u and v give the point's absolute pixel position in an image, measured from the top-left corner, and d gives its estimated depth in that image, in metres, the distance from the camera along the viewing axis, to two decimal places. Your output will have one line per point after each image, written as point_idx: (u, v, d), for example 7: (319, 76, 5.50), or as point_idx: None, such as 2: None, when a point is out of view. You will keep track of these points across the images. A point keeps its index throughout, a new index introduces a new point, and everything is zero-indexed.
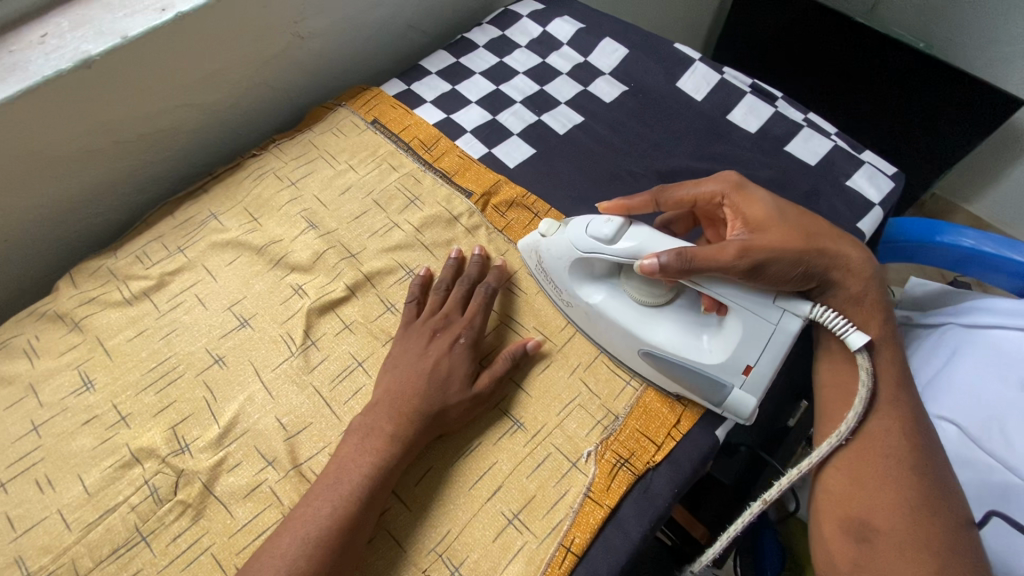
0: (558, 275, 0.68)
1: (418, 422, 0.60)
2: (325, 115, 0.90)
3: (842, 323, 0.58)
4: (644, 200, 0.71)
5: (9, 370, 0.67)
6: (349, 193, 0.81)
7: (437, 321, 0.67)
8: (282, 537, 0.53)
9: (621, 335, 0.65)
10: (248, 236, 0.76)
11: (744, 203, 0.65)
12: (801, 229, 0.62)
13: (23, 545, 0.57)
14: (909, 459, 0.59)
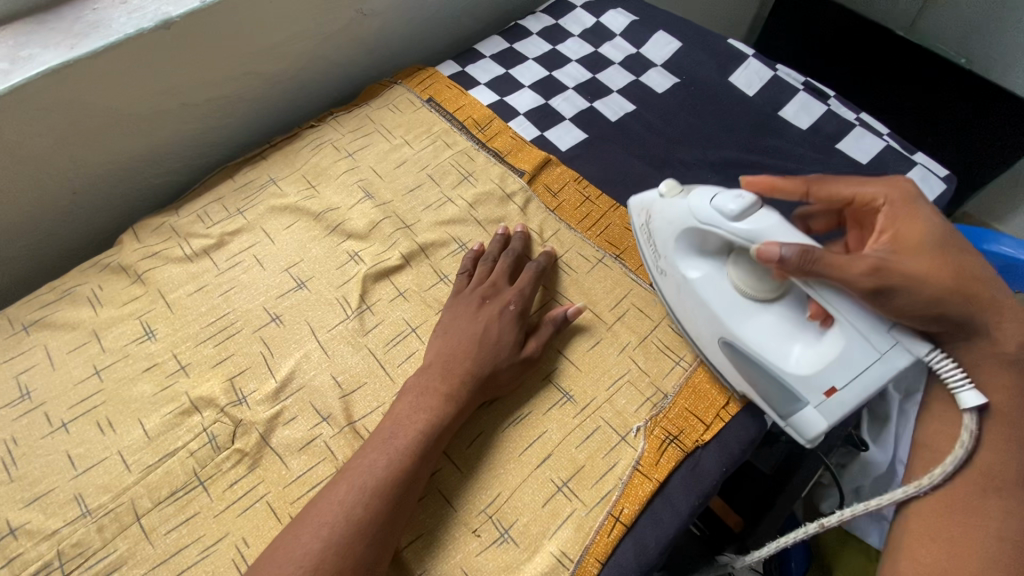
0: (663, 237, 0.64)
1: (470, 384, 0.60)
2: (381, 92, 0.92)
3: (960, 377, 0.50)
4: (795, 185, 0.59)
5: (74, 316, 0.69)
6: (403, 167, 0.83)
7: (486, 290, 0.68)
8: (339, 485, 0.53)
9: (708, 321, 0.62)
10: (306, 202, 0.79)
11: (908, 219, 0.54)
12: (956, 268, 0.52)
13: (83, 482, 0.58)
14: (1020, 541, 0.51)
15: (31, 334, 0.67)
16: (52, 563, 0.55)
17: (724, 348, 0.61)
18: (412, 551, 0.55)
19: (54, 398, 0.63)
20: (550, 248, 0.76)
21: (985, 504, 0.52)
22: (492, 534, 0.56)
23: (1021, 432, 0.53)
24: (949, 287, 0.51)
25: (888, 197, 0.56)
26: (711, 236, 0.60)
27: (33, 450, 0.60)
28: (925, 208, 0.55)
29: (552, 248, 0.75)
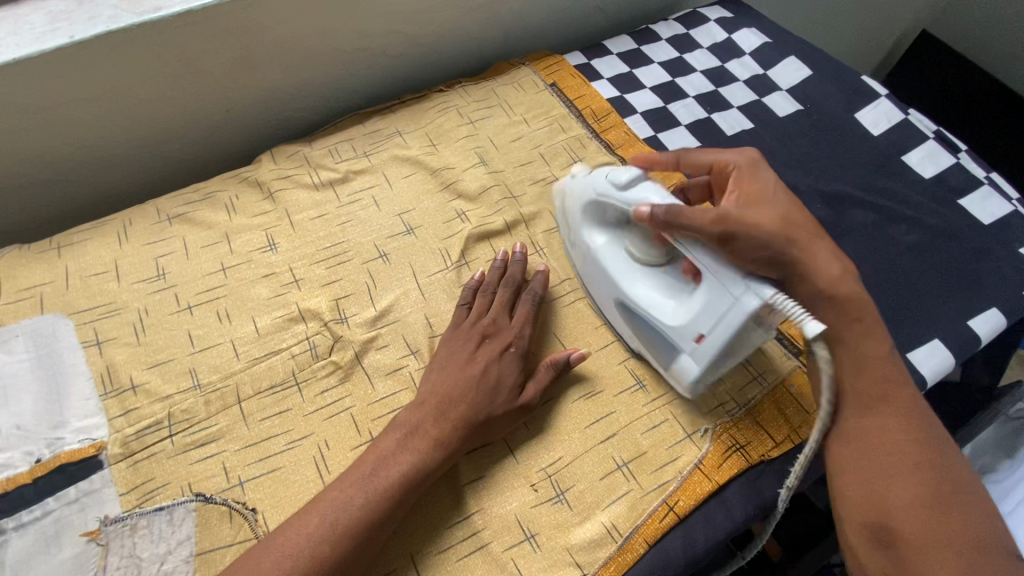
0: (573, 216, 0.72)
1: (463, 430, 0.57)
2: (509, 70, 0.97)
3: (798, 309, 0.52)
4: (667, 160, 0.69)
5: (212, 217, 0.76)
6: (517, 142, 0.87)
7: (487, 326, 0.65)
8: (389, 439, 0.56)
9: (608, 286, 0.69)
10: (426, 157, 0.84)
11: (750, 179, 0.64)
12: (785, 217, 0.60)
13: (198, 360, 0.65)
14: (918, 448, 0.54)
15: (173, 225, 0.75)
16: (162, 422, 0.61)
17: (620, 308, 0.68)
18: (473, 490, 0.59)
19: (185, 282, 0.71)
20: (546, 267, 0.73)
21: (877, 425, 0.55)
22: (548, 493, 0.59)
23: (869, 346, 0.58)
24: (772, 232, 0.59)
25: (736, 164, 0.66)
26: (606, 208, 0.68)
27: (161, 322, 0.67)
28: (764, 170, 0.65)
29: (546, 267, 0.73)
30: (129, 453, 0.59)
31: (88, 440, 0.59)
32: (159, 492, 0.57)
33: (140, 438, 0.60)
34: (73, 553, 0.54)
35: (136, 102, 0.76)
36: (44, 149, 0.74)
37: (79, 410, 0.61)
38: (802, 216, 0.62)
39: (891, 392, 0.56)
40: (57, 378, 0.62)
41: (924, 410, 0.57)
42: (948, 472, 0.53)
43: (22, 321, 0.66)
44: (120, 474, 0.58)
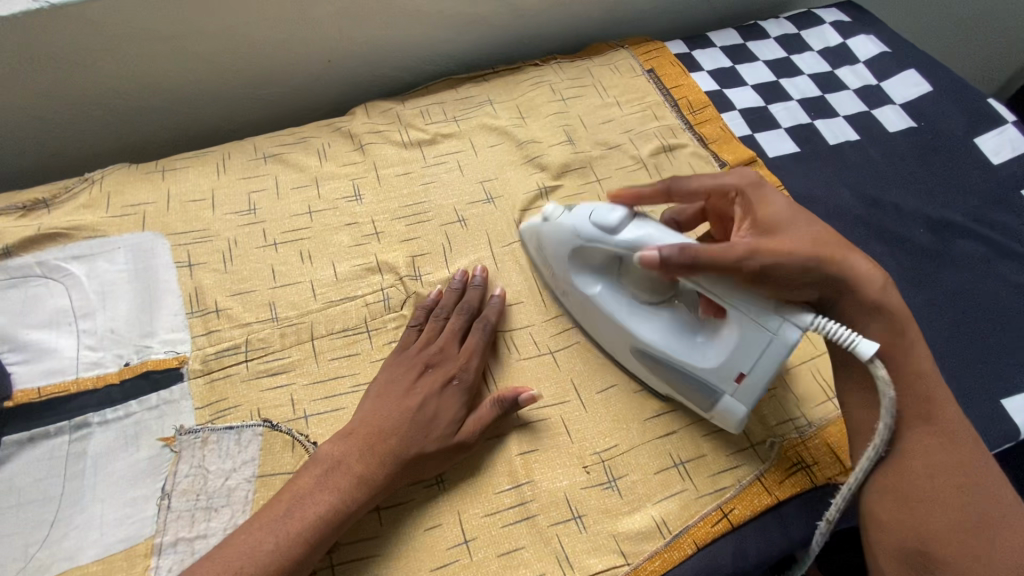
0: (553, 259, 0.65)
1: (391, 466, 0.54)
2: (607, 51, 0.95)
3: (848, 332, 0.48)
4: (654, 192, 0.58)
5: (304, 161, 0.79)
6: (607, 125, 0.85)
7: (432, 355, 0.61)
8: (307, 476, 0.53)
9: (615, 331, 0.62)
10: (514, 128, 0.84)
11: (762, 203, 0.56)
12: (818, 239, 0.53)
13: (278, 294, 0.68)
14: (958, 470, 0.51)
15: (268, 164, 0.78)
16: (240, 347, 0.63)
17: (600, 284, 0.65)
18: (525, 461, 0.59)
19: (273, 219, 0.73)
20: (503, 291, 0.68)
21: (920, 448, 0.51)
22: (601, 478, 0.58)
23: (914, 361, 0.53)
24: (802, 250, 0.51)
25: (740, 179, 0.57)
26: (589, 249, 0.61)
27: (247, 254, 0.70)
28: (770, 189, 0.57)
29: (504, 292, 0.68)
30: (207, 371, 0.62)
31: (173, 353, 0.62)
32: (230, 411, 0.60)
33: (218, 358, 0.62)
34: (148, 454, 0.57)
35: (248, 42, 0.78)
36: (159, 77, 0.78)
37: (167, 323, 0.64)
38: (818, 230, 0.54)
39: (935, 411, 0.52)
40: (150, 291, 0.66)
41: (965, 429, 0.53)
42: (982, 492, 0.50)
43: (125, 234, 0.70)
44: (197, 389, 0.61)
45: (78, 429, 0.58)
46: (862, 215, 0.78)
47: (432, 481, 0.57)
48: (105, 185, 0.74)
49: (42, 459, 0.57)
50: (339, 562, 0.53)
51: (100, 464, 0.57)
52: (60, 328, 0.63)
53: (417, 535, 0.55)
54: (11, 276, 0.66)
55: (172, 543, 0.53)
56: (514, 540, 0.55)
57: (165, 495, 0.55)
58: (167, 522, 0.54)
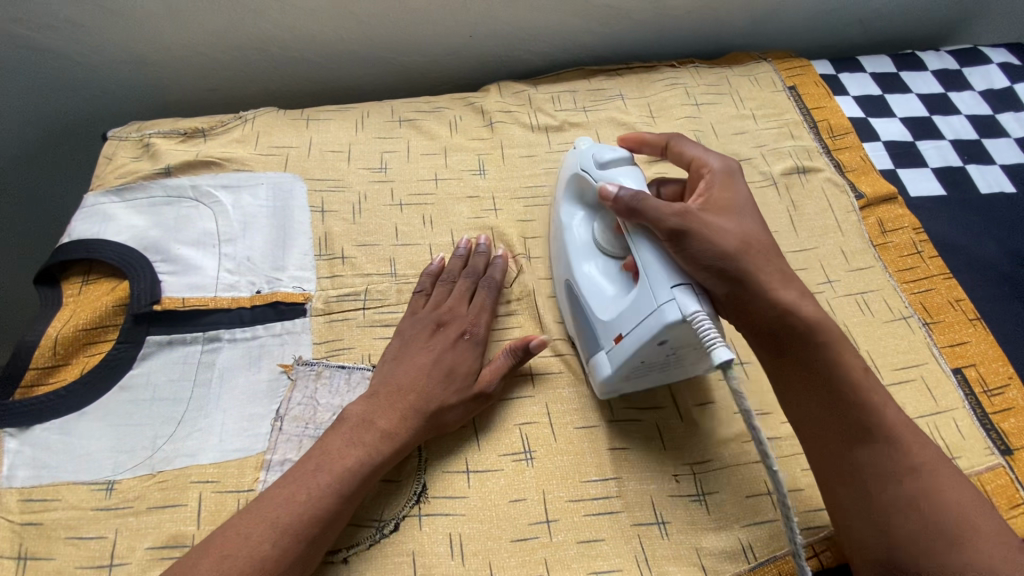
0: (558, 186, 0.68)
1: (413, 420, 0.56)
2: (747, 62, 0.92)
3: (713, 334, 0.47)
4: (656, 140, 0.66)
5: (436, 130, 0.81)
6: (739, 136, 0.82)
7: (443, 314, 0.63)
8: (333, 438, 0.55)
9: (561, 265, 0.64)
10: (643, 126, 0.83)
11: (720, 186, 0.59)
12: (748, 236, 0.54)
13: (399, 252, 0.71)
14: (903, 476, 0.48)
15: (402, 128, 0.81)
16: (360, 294, 0.67)
17: (568, 288, 0.63)
18: (615, 457, 0.59)
19: (402, 180, 0.76)
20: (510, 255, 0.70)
21: (863, 461, 0.49)
22: (689, 489, 0.57)
23: (844, 367, 0.51)
24: (725, 235, 0.53)
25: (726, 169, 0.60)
26: (581, 184, 0.64)
27: (375, 209, 0.74)
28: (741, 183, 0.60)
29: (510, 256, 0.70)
30: (327, 311, 0.66)
31: (299, 289, 0.67)
32: (344, 352, 0.63)
33: (338, 302, 0.66)
34: (267, 377, 0.62)
35: (402, 8, 0.81)
36: (317, 32, 0.83)
37: (297, 261, 0.69)
38: (756, 226, 0.56)
39: (869, 418, 0.50)
40: (286, 229, 0.71)
41: (909, 428, 0.50)
42: (934, 494, 0.47)
43: (270, 172, 0.75)
44: (317, 326, 0.65)
45: (210, 342, 0.63)
46: (1009, 272, 0.72)
47: (520, 456, 0.59)
48: (256, 124, 0.80)
49: (177, 362, 0.62)
50: (426, 514, 0.55)
51: (225, 377, 0.62)
52: (205, 248, 0.69)
53: (501, 505, 0.56)
54: (169, 194, 0.73)
55: (279, 462, 0.57)
56: (595, 531, 0.55)
57: (278, 417, 0.59)
58: (277, 442, 0.58)
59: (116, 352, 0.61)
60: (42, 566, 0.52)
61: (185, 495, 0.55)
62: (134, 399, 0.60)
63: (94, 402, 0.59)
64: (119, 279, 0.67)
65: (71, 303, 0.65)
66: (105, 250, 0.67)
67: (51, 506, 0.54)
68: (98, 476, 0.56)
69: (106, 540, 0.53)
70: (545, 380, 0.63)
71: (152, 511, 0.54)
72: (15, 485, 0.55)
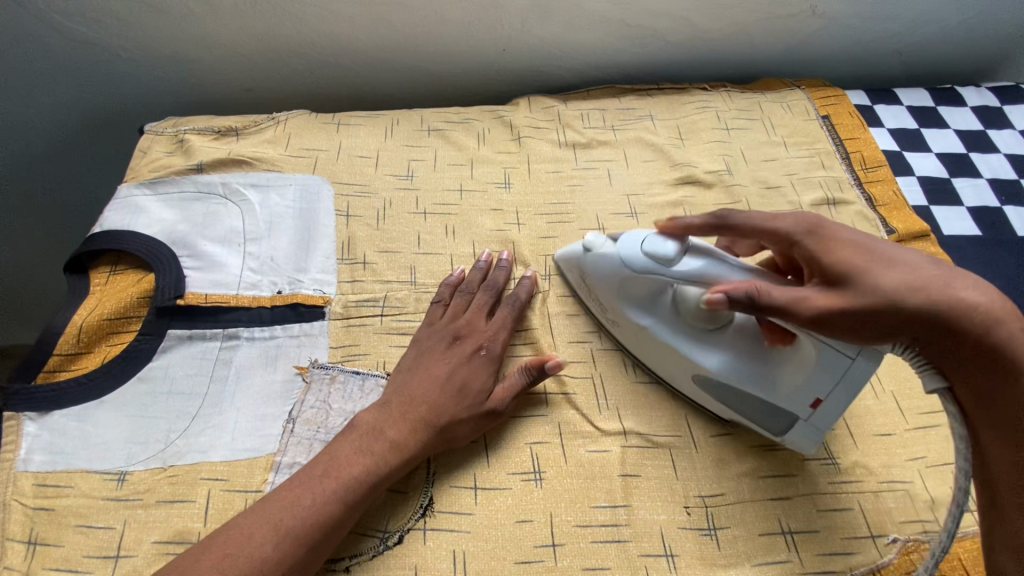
0: (603, 293, 0.64)
1: (422, 433, 0.56)
2: (780, 88, 0.91)
3: (922, 363, 0.49)
4: (704, 223, 0.57)
5: (464, 141, 0.82)
6: (768, 163, 0.81)
7: (460, 327, 0.63)
8: (342, 443, 0.55)
9: (675, 364, 0.60)
10: (671, 148, 0.82)
11: (829, 245, 0.52)
12: (913, 279, 0.48)
13: (420, 260, 0.71)
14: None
15: (430, 137, 0.82)
16: (378, 301, 0.67)
17: (698, 385, 0.60)
18: (626, 484, 0.57)
19: (426, 189, 0.77)
20: (536, 273, 0.70)
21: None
22: (699, 522, 0.56)
23: (1011, 351, 0.46)
24: (888, 289, 0.48)
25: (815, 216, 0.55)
26: (636, 280, 0.60)
27: (399, 216, 0.74)
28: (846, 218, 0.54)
29: (537, 274, 0.70)
30: (346, 315, 0.66)
31: (319, 291, 0.67)
32: (359, 358, 0.64)
33: (357, 307, 0.67)
34: (282, 378, 0.62)
35: (439, 20, 0.82)
36: (354, 39, 0.84)
37: (319, 264, 0.70)
38: (914, 263, 0.50)
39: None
40: (310, 231, 0.72)
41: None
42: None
43: (298, 174, 0.76)
44: (334, 329, 0.65)
45: (228, 339, 0.64)
46: None
47: (529, 475, 0.58)
48: (288, 126, 0.81)
49: (194, 357, 0.62)
50: (431, 528, 0.55)
51: (241, 375, 0.62)
52: (230, 245, 0.70)
53: (506, 525, 0.55)
54: (198, 190, 0.74)
55: (288, 465, 0.57)
56: (601, 559, 0.54)
57: (290, 419, 0.59)
58: (288, 444, 0.58)
59: (137, 343, 0.62)
60: (51, 552, 0.52)
61: (194, 491, 0.55)
62: (150, 391, 0.61)
63: (112, 391, 0.60)
64: (145, 271, 0.68)
65: (98, 291, 0.67)
66: (133, 242, 0.68)
67: (64, 492, 0.55)
68: (110, 465, 0.57)
69: (114, 530, 0.53)
70: (559, 400, 0.62)
71: (161, 505, 0.55)
72: (30, 468, 0.56)
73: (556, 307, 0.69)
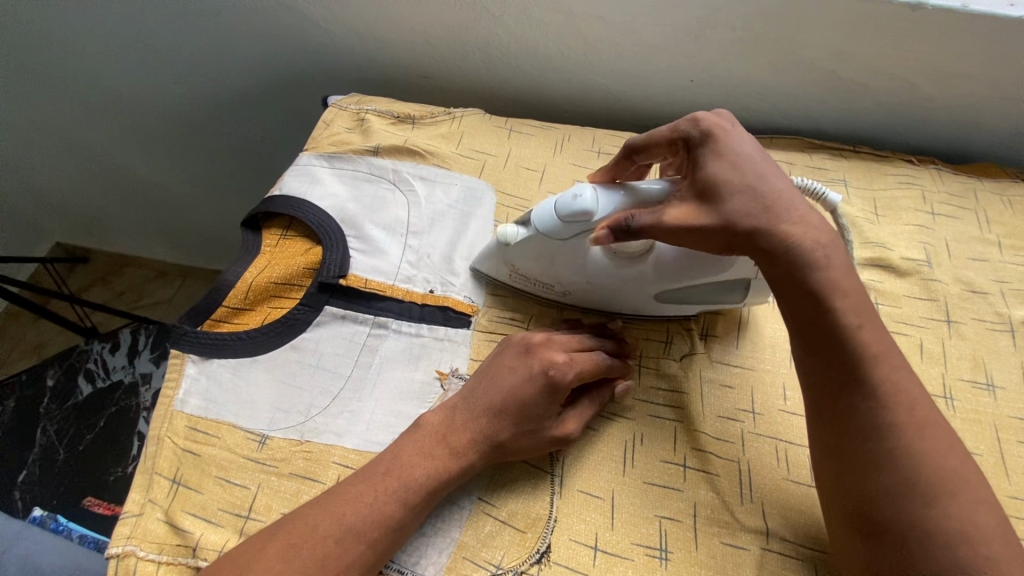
0: (537, 273, 0.64)
1: (481, 446, 0.55)
2: (1003, 178, 0.79)
3: (813, 186, 0.61)
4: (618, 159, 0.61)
5: None
6: (976, 263, 0.71)
7: (536, 344, 0.58)
8: (408, 446, 0.55)
9: (628, 293, 0.63)
10: (863, 222, 0.74)
11: (697, 155, 0.53)
12: (733, 188, 0.51)
13: None
14: (890, 427, 0.46)
15: (600, 160, 0.79)
16: (523, 322, 0.66)
17: (661, 297, 0.63)
18: None
19: None
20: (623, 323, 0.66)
21: (849, 409, 0.47)
22: None
23: (813, 270, 0.49)
24: (723, 200, 0.51)
25: (711, 123, 0.54)
26: (562, 253, 0.60)
27: None
28: (746, 136, 0.54)
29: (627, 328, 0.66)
30: (490, 329, 0.65)
31: (469, 299, 0.67)
32: None
33: (502, 325, 0.66)
34: (422, 378, 0.62)
35: (634, 41, 0.78)
36: (540, 45, 0.82)
37: (471, 270, 0.69)
38: (747, 178, 0.51)
39: (862, 367, 0.48)
40: (467, 235, 0.71)
41: (906, 387, 0.47)
42: (915, 451, 0.45)
43: (466, 174, 0.76)
44: (477, 342, 0.64)
45: (377, 328, 0.64)
46: None
47: (655, 553, 0.53)
48: (462, 122, 0.81)
49: (344, 338, 0.64)
50: None
51: (384, 366, 0.62)
52: (392, 234, 0.71)
53: None
54: (371, 172, 0.75)
55: None
56: None
57: None
58: None
59: (296, 312, 0.64)
60: (191, 497, 0.55)
61: (325, 473, 0.56)
62: (300, 361, 0.62)
63: (266, 353, 0.63)
64: (312, 242, 0.70)
65: (267, 252, 0.70)
66: (307, 212, 0.70)
67: (211, 441, 0.58)
68: (254, 426, 0.59)
69: (248, 491, 0.55)
70: (697, 477, 0.57)
71: (293, 478, 0.56)
72: (186, 410, 0.59)
73: (707, 372, 0.64)
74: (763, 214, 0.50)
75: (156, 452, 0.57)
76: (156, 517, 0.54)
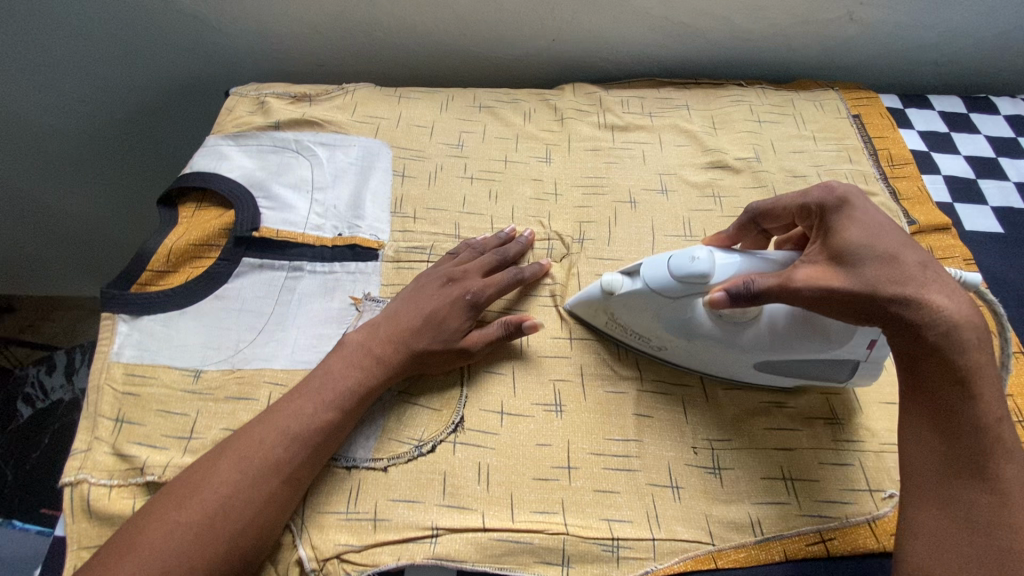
0: (637, 326, 0.64)
1: (401, 354, 0.62)
2: (815, 88, 0.96)
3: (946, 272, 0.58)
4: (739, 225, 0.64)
5: (511, 118, 0.89)
6: (796, 155, 0.86)
7: (455, 272, 0.68)
8: (337, 363, 0.61)
9: (733, 361, 0.62)
10: (703, 134, 0.88)
11: (838, 222, 0.52)
12: (883, 258, 0.49)
13: (463, 218, 0.79)
14: (1000, 525, 0.45)
15: (480, 113, 0.90)
16: (426, 249, 0.75)
17: (761, 367, 0.62)
18: (639, 422, 0.63)
19: (475, 157, 0.84)
20: (530, 233, 0.76)
21: (964, 488, 0.47)
22: (704, 461, 0.61)
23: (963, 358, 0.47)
24: (864, 264, 0.49)
25: (848, 190, 0.54)
26: (672, 307, 0.60)
27: (448, 179, 0.82)
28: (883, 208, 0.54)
29: (531, 233, 0.76)
30: (396, 258, 0.74)
31: (374, 237, 0.76)
32: None
33: (406, 253, 0.75)
34: (339, 305, 0.70)
35: (496, 9, 0.90)
36: (416, 22, 0.93)
37: (374, 214, 0.78)
38: (896, 250, 0.49)
39: (988, 457, 0.46)
40: (368, 186, 0.80)
41: None
42: None
43: (362, 137, 0.85)
44: (386, 270, 0.73)
45: (294, 271, 0.72)
46: None
47: (552, 408, 0.63)
48: (354, 95, 0.90)
49: (264, 282, 0.71)
50: (461, 442, 0.61)
51: (303, 300, 0.70)
52: (299, 192, 0.79)
53: (528, 446, 0.61)
54: (276, 144, 0.83)
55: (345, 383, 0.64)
56: (611, 483, 0.59)
57: None
58: None
59: (217, 266, 0.71)
60: (135, 429, 0.61)
61: (258, 391, 0.63)
62: (225, 306, 0.69)
63: (192, 304, 0.69)
64: (226, 208, 0.77)
65: (185, 222, 0.76)
66: (217, 183, 0.77)
67: (148, 382, 0.64)
68: (188, 364, 0.65)
69: (188, 417, 0.62)
70: (582, 346, 0.68)
71: (228, 400, 0.63)
72: (122, 360, 0.65)
73: (587, 268, 0.75)
74: (906, 281, 0.48)
75: (97, 399, 0.62)
76: (104, 450, 0.59)
